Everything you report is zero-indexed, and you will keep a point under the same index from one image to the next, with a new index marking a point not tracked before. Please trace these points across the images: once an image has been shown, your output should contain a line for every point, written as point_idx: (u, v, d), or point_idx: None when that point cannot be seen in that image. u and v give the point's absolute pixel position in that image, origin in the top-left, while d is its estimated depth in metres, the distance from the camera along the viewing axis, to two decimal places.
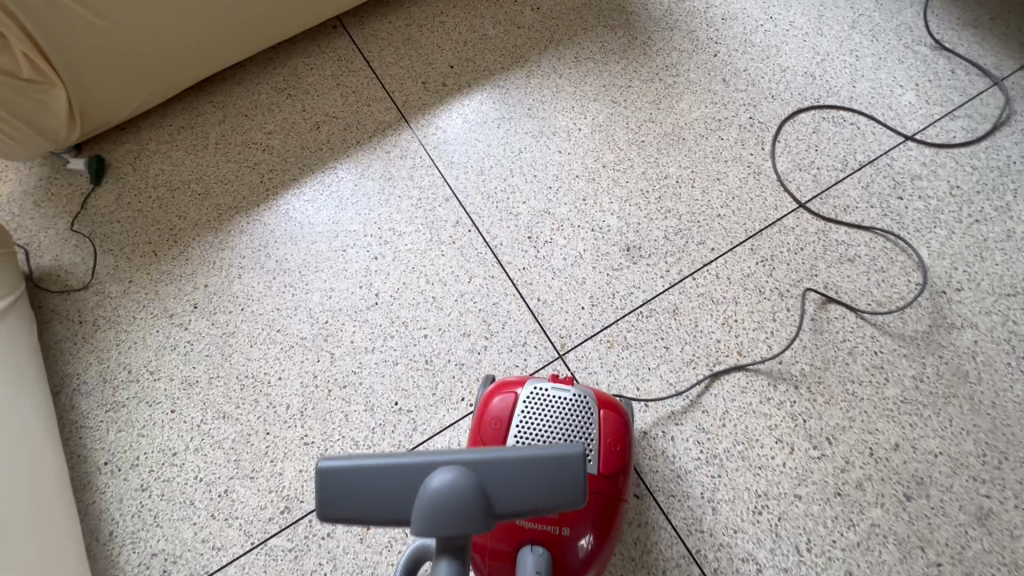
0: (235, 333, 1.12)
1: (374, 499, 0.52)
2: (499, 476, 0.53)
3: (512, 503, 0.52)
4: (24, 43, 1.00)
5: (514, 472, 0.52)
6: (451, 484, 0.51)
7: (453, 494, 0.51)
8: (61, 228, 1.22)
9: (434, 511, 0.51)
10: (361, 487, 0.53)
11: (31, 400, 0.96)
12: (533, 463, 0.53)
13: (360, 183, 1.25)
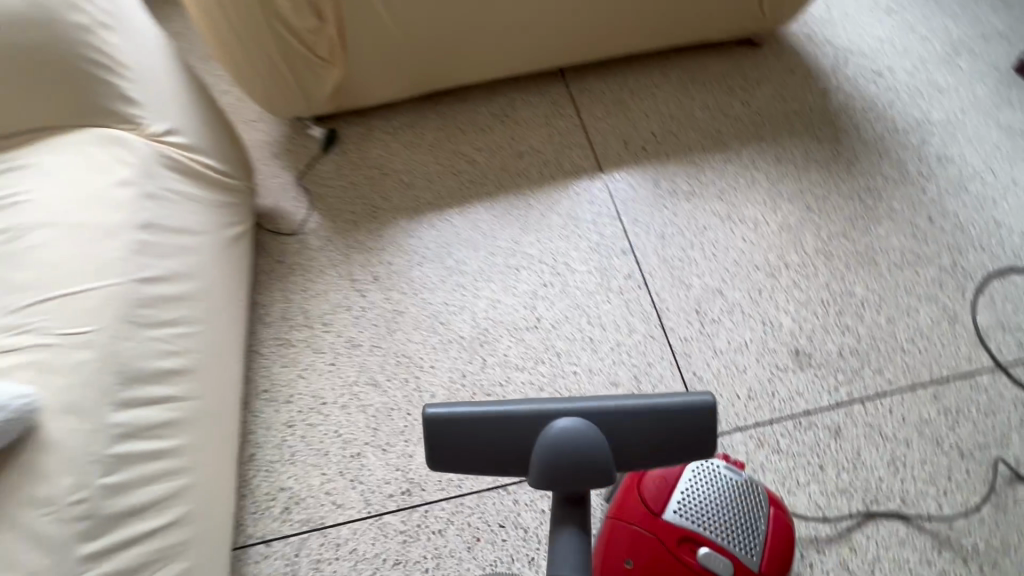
0: (404, 312, 1.21)
1: (482, 452, 0.43)
2: (617, 430, 0.43)
3: (635, 458, 0.43)
4: (334, 27, 1.20)
5: (639, 423, 0.43)
6: (575, 432, 0.42)
7: (579, 446, 0.41)
8: (287, 179, 1.41)
9: (552, 463, 0.41)
10: (465, 437, 0.43)
11: (220, 323, 0.91)
12: (654, 409, 0.43)
13: (545, 214, 1.33)
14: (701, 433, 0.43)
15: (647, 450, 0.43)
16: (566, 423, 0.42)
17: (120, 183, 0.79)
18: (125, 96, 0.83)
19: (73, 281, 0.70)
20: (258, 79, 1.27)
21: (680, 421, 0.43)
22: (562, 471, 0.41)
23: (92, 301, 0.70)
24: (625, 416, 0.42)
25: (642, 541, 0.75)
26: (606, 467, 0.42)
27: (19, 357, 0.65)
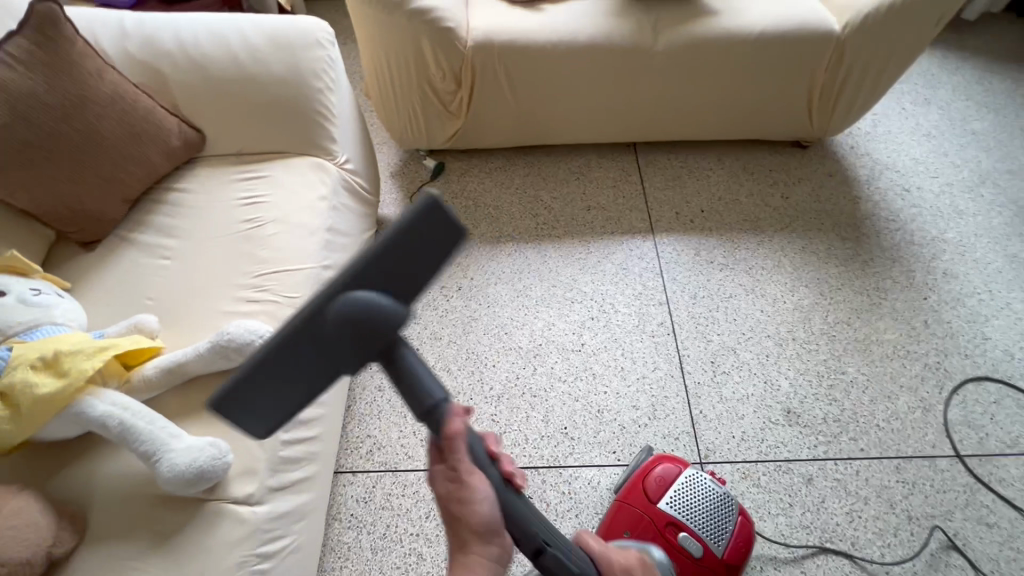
0: (477, 319, 1.52)
1: (282, 379, 0.55)
2: (371, 279, 0.55)
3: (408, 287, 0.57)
4: (467, 92, 1.53)
5: (383, 264, 0.55)
6: (352, 304, 0.53)
7: (363, 309, 0.53)
8: (400, 196, 1.76)
9: (352, 333, 0.54)
10: (263, 380, 0.55)
11: None
12: (388, 240, 0.54)
13: (602, 261, 1.63)
14: (442, 231, 0.56)
15: (412, 272, 0.56)
16: (344, 303, 0.53)
17: (323, 198, 1.13)
18: (333, 137, 1.18)
19: (291, 261, 1.03)
20: (398, 119, 1.62)
21: (411, 235, 0.55)
22: (359, 337, 0.54)
23: (300, 276, 1.02)
24: (367, 261, 0.54)
25: (641, 520, 1.03)
26: (392, 315, 0.55)
27: (257, 304, 0.97)
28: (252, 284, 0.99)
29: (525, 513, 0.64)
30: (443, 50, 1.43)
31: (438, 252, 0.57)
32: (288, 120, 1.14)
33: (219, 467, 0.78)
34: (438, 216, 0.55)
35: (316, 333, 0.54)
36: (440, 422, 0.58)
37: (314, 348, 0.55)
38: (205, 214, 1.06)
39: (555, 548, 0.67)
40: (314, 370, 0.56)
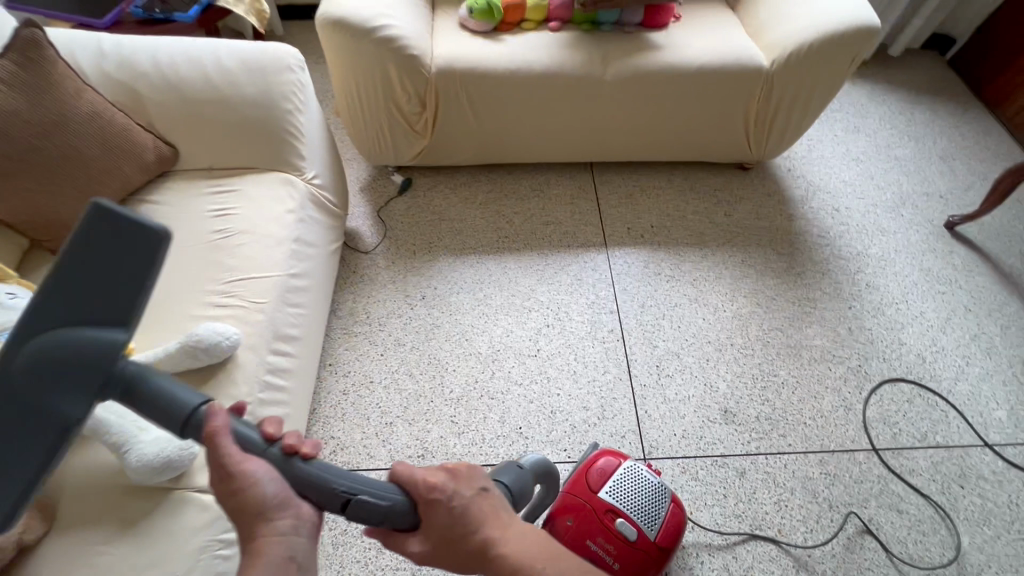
0: (439, 326, 1.60)
1: None
2: (59, 307, 0.56)
3: (102, 310, 0.57)
4: (431, 113, 1.63)
5: (72, 292, 0.56)
6: (43, 342, 0.56)
7: (61, 345, 0.56)
8: (368, 210, 1.84)
9: (48, 372, 0.56)
10: None
11: (320, 311, 1.30)
12: (68, 267, 0.56)
13: (558, 272, 1.74)
14: (122, 241, 0.56)
15: (102, 291, 0.57)
16: (29, 344, 0.56)
17: (290, 211, 1.20)
18: (300, 154, 1.26)
19: (258, 269, 1.10)
20: (366, 137, 1.71)
21: (86, 253, 0.56)
22: (51, 373, 0.56)
23: (266, 283, 1.10)
24: (51, 292, 0.56)
25: (584, 509, 1.12)
26: (92, 346, 0.57)
27: (225, 309, 1.04)
28: (221, 290, 1.06)
29: (318, 476, 0.68)
30: (408, 76, 1.53)
31: (127, 266, 0.56)
32: (258, 138, 1.21)
33: (185, 457, 0.85)
34: (110, 222, 0.56)
35: (18, 375, 0.56)
36: (194, 429, 0.64)
37: (25, 394, 0.56)
38: (176, 225, 1.13)
39: (363, 497, 0.68)
40: (31, 416, 0.57)
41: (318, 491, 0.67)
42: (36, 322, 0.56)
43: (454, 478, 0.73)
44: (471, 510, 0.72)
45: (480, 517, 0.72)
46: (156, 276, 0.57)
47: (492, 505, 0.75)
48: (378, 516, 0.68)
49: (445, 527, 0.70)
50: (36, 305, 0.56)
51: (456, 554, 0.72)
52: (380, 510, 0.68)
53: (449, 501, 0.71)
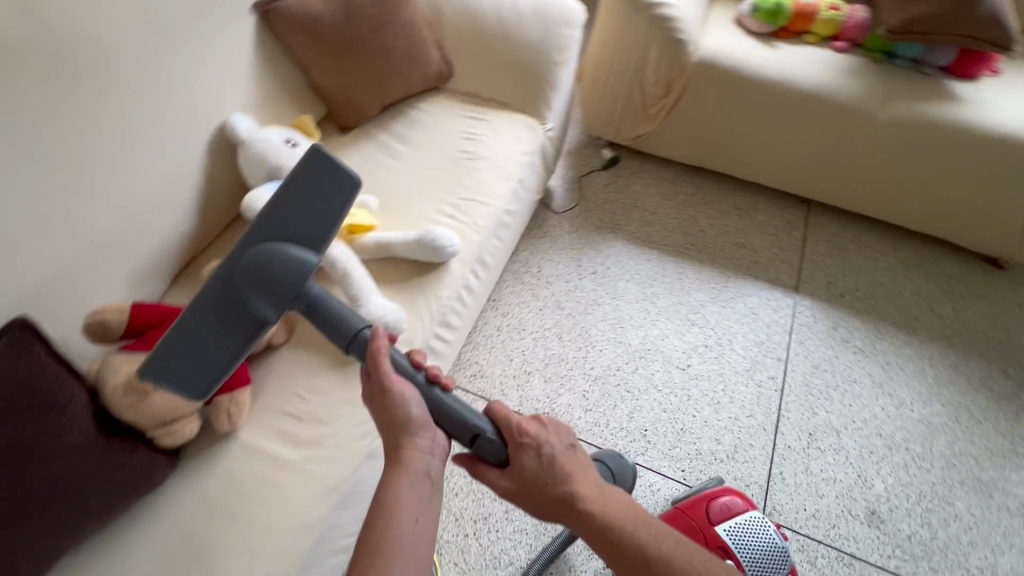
0: (600, 304, 1.62)
1: (207, 338, 0.73)
2: (273, 228, 0.74)
3: (305, 236, 0.75)
4: (671, 101, 1.60)
5: (282, 216, 0.74)
6: (259, 252, 0.73)
7: (270, 257, 0.73)
8: (569, 173, 1.89)
9: (258, 276, 0.72)
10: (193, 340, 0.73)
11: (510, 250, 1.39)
12: (283, 196, 0.73)
13: (735, 298, 1.64)
14: (326, 183, 0.74)
15: (307, 220, 0.75)
16: (250, 254, 0.73)
17: (524, 153, 1.29)
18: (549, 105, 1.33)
19: (485, 195, 1.20)
20: (595, 108, 1.73)
21: (300, 186, 0.73)
22: (264, 277, 0.72)
23: (486, 209, 1.19)
24: (269, 216, 0.74)
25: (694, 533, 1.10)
26: (292, 261, 0.73)
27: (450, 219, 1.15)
28: (451, 201, 1.17)
29: (452, 407, 0.82)
30: (666, 58, 1.52)
31: (328, 204, 0.75)
32: (520, 80, 1.31)
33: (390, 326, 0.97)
34: (321, 166, 0.73)
35: (230, 278, 0.73)
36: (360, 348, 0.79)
37: (234, 296, 0.73)
38: (432, 134, 1.27)
39: (484, 429, 0.82)
40: (237, 310, 0.73)
41: (451, 420, 0.82)
42: (256, 238, 0.74)
43: (546, 428, 0.83)
44: (560, 457, 0.80)
45: (568, 466, 0.81)
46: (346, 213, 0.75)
47: (575, 455, 0.83)
48: (491, 449, 0.82)
49: (534, 469, 0.80)
50: (258, 225, 0.74)
51: (538, 497, 0.80)
52: (489, 440, 0.82)
53: (540, 446, 0.81)
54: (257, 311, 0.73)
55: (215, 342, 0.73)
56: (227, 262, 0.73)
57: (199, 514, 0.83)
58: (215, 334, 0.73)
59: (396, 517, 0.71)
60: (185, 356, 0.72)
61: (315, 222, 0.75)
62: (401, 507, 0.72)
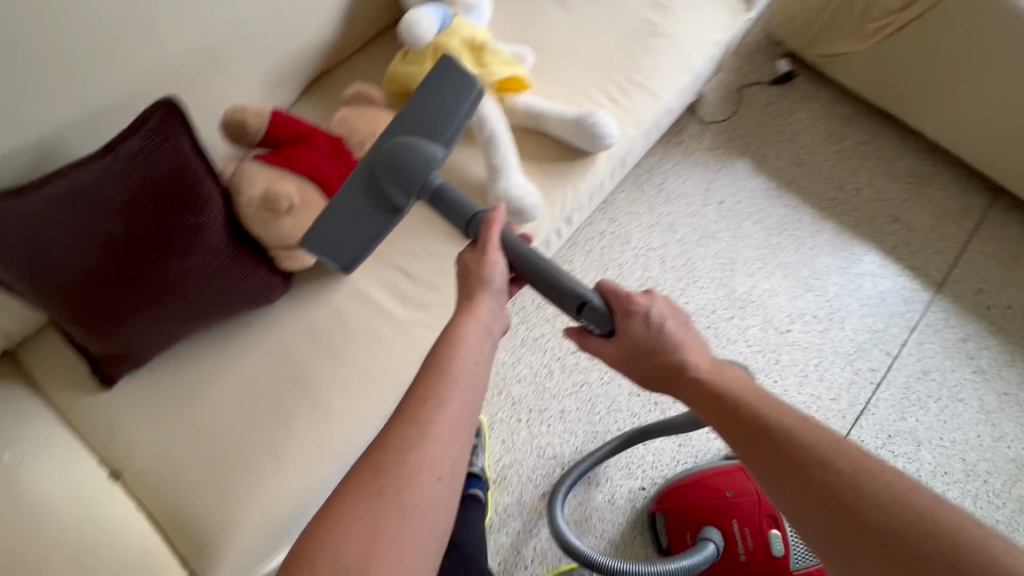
0: (715, 239, 1.47)
1: (349, 217, 0.70)
2: (408, 120, 0.71)
3: (437, 125, 0.70)
4: (906, 18, 1.29)
5: (417, 109, 0.71)
6: (396, 141, 0.70)
7: (407, 145, 0.69)
8: (729, 79, 1.62)
9: (395, 161, 0.69)
10: (338, 220, 0.70)
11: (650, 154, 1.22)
12: (419, 94, 0.71)
13: (864, 276, 1.46)
14: (458, 79, 0.71)
15: (439, 112, 0.71)
16: (386, 143, 0.70)
17: (713, 44, 1.06)
18: None
19: (656, 84, 1.00)
20: (802, 4, 1.43)
21: (434, 85, 0.71)
22: (400, 162, 0.69)
23: (652, 101, 0.99)
24: (404, 111, 0.71)
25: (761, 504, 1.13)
26: (426, 150, 0.69)
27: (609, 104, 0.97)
28: (615, 81, 0.99)
29: (555, 271, 0.74)
30: None
31: (459, 98, 0.71)
32: None
33: (520, 207, 0.86)
34: (452, 66, 0.71)
35: (369, 164, 0.70)
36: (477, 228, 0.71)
37: (371, 180, 0.70)
38: None
39: (589, 296, 0.74)
40: (376, 194, 0.70)
41: (553, 286, 0.73)
42: (392, 131, 0.71)
43: (656, 298, 0.74)
44: (670, 326, 0.73)
45: (679, 336, 0.72)
46: (473, 106, 0.71)
47: (691, 329, 0.74)
48: (597, 319, 0.74)
49: (642, 336, 0.72)
50: (395, 119, 0.71)
51: (646, 368, 0.73)
52: (594, 309, 0.74)
53: (649, 314, 0.73)
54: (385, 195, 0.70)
55: (357, 224, 0.70)
56: (369, 152, 0.71)
57: (305, 340, 0.85)
58: (346, 217, 0.70)
59: (461, 350, 0.63)
60: (323, 240, 0.70)
61: (446, 113, 0.71)
62: (468, 344, 0.64)
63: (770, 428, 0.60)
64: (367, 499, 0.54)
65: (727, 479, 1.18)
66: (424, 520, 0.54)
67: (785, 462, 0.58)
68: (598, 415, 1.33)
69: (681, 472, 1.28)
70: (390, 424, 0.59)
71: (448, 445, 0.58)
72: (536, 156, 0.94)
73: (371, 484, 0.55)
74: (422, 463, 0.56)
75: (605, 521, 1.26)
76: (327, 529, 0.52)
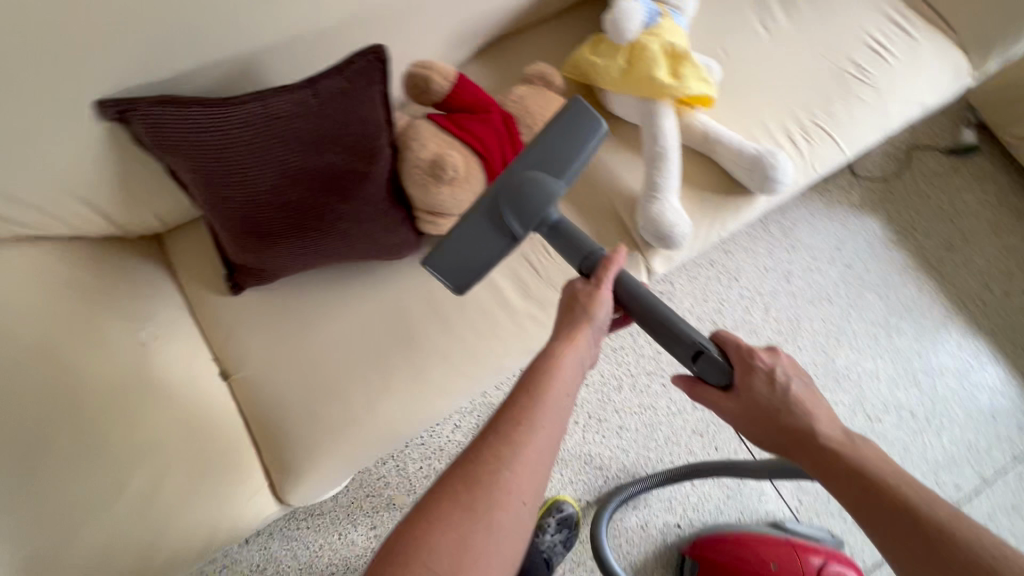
0: (829, 302, 1.38)
1: (472, 244, 0.66)
2: (535, 153, 0.66)
3: (565, 162, 0.66)
4: None
5: (545, 142, 0.66)
6: (524, 172, 0.66)
7: (535, 179, 0.65)
8: (898, 138, 1.48)
9: (523, 194, 0.65)
10: (460, 246, 0.66)
11: None
12: (547, 127, 0.67)
13: (981, 387, 1.34)
14: (586, 118, 0.67)
15: (567, 148, 0.66)
16: (514, 173, 0.66)
17: (919, 108, 0.95)
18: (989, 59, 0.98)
19: (844, 137, 0.92)
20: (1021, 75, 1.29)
21: (563, 121, 0.67)
22: (528, 195, 0.65)
23: (834, 154, 0.91)
24: (531, 144, 0.67)
25: None
26: (553, 186, 0.65)
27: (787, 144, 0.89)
28: (802, 122, 0.90)
29: (672, 312, 0.69)
30: None
31: (586, 136, 0.67)
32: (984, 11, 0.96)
33: (668, 235, 0.82)
34: (582, 103, 0.67)
35: (494, 192, 0.66)
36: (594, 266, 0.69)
37: (496, 208, 0.66)
38: (828, 27, 0.96)
39: (706, 344, 0.69)
40: (500, 224, 0.66)
41: (667, 330, 0.69)
42: (517, 161, 0.67)
43: (779, 355, 0.71)
44: (795, 388, 0.69)
45: (806, 400, 0.69)
46: (598, 146, 0.68)
47: (815, 391, 0.70)
48: (713, 370, 0.69)
49: (765, 395, 0.69)
50: (523, 150, 0.67)
51: (765, 430, 0.69)
52: (713, 360, 0.69)
53: (773, 371, 0.69)
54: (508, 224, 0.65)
55: (479, 252, 0.66)
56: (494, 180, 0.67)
57: (420, 303, 0.86)
58: (466, 239, 0.65)
59: (561, 377, 0.62)
60: (442, 260, 0.66)
61: (573, 149, 0.67)
62: (568, 372, 0.63)
63: (911, 523, 0.58)
64: (458, 506, 0.53)
65: (773, 548, 1.14)
66: (508, 538, 0.53)
67: (932, 564, 0.56)
68: (655, 443, 1.31)
69: (721, 523, 1.25)
70: (481, 435, 0.58)
71: (538, 467, 0.57)
72: (694, 180, 0.88)
73: (463, 492, 0.54)
74: (511, 489, 0.55)
75: (632, 545, 1.25)
76: (417, 532, 0.51)
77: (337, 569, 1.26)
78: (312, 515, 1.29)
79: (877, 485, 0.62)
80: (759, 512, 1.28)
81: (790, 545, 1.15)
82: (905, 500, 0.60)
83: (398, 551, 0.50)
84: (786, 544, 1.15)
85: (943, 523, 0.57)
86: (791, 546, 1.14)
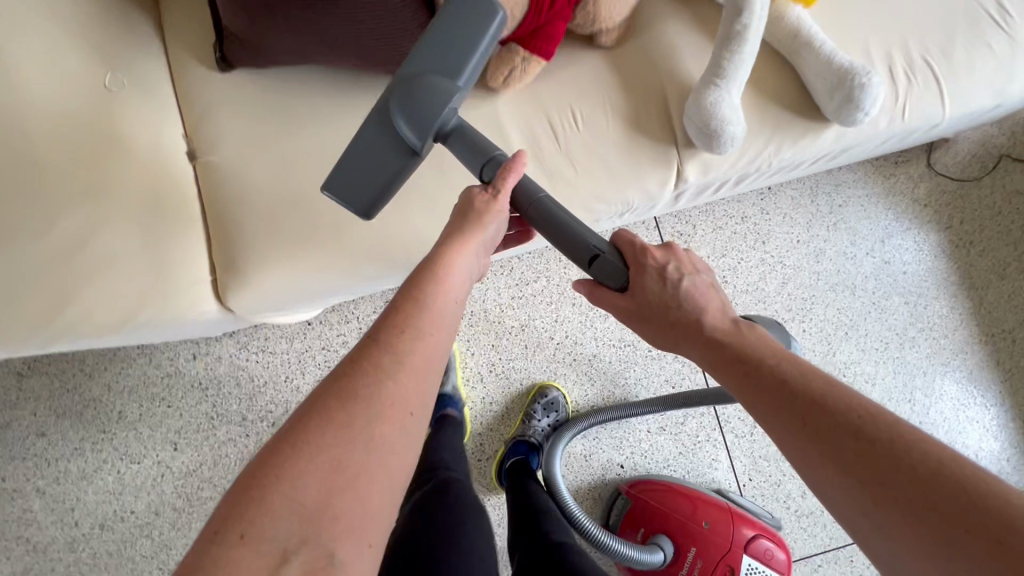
0: (851, 292, 1.27)
1: (371, 161, 0.62)
2: (422, 57, 0.60)
3: (453, 61, 0.60)
4: None
5: (431, 45, 0.60)
6: (409, 80, 0.60)
7: (419, 83, 0.59)
8: (993, 143, 1.31)
9: (408, 101, 0.59)
10: (358, 165, 0.62)
11: None
12: (433, 28, 0.60)
13: (975, 423, 1.25)
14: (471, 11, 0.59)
15: (455, 47, 0.60)
16: (398, 84, 0.60)
17: None
18: None
19: (956, 84, 0.77)
20: None
21: (449, 19, 0.60)
22: (414, 102, 0.59)
23: (936, 100, 0.77)
24: (416, 50, 0.60)
25: (728, 555, 1.10)
26: (438, 88, 0.59)
27: (885, 72, 0.75)
28: (912, 51, 0.76)
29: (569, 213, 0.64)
30: None
31: (477, 28, 0.60)
32: None
33: (716, 131, 0.70)
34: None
35: (381, 106, 0.61)
36: (494, 170, 0.62)
37: (387, 121, 0.61)
38: None
39: (602, 246, 0.64)
40: (395, 139, 0.61)
41: (561, 235, 0.63)
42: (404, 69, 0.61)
43: (673, 252, 0.67)
44: (685, 287, 0.64)
45: (699, 293, 0.64)
46: (490, 38, 0.60)
47: (710, 287, 0.66)
48: (612, 274, 0.65)
49: (658, 294, 0.64)
50: (411, 57, 0.61)
51: (658, 329, 0.66)
52: (609, 263, 0.65)
53: (664, 267, 0.65)
54: (400, 131, 0.60)
55: (379, 171, 0.62)
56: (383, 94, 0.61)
57: None
58: (366, 149, 0.62)
59: (447, 283, 0.57)
60: (344, 179, 0.63)
61: (462, 46, 0.60)
62: (455, 278, 0.58)
63: (783, 390, 0.52)
64: (330, 422, 0.45)
65: (714, 510, 1.13)
66: (394, 453, 0.46)
67: (827, 446, 0.47)
68: (624, 380, 1.25)
69: (664, 476, 1.20)
70: (356, 345, 0.51)
71: (426, 376, 0.51)
72: (764, 84, 0.75)
73: (335, 409, 0.46)
74: (395, 397, 0.48)
75: (570, 469, 1.21)
76: (280, 457, 0.42)
77: (276, 410, 1.25)
78: (264, 351, 1.26)
79: (780, 377, 0.54)
80: (707, 476, 1.23)
81: (732, 512, 1.13)
82: (783, 372, 0.54)
83: (258, 485, 0.41)
84: (729, 509, 1.13)
85: (827, 392, 0.50)
86: (733, 513, 1.12)
